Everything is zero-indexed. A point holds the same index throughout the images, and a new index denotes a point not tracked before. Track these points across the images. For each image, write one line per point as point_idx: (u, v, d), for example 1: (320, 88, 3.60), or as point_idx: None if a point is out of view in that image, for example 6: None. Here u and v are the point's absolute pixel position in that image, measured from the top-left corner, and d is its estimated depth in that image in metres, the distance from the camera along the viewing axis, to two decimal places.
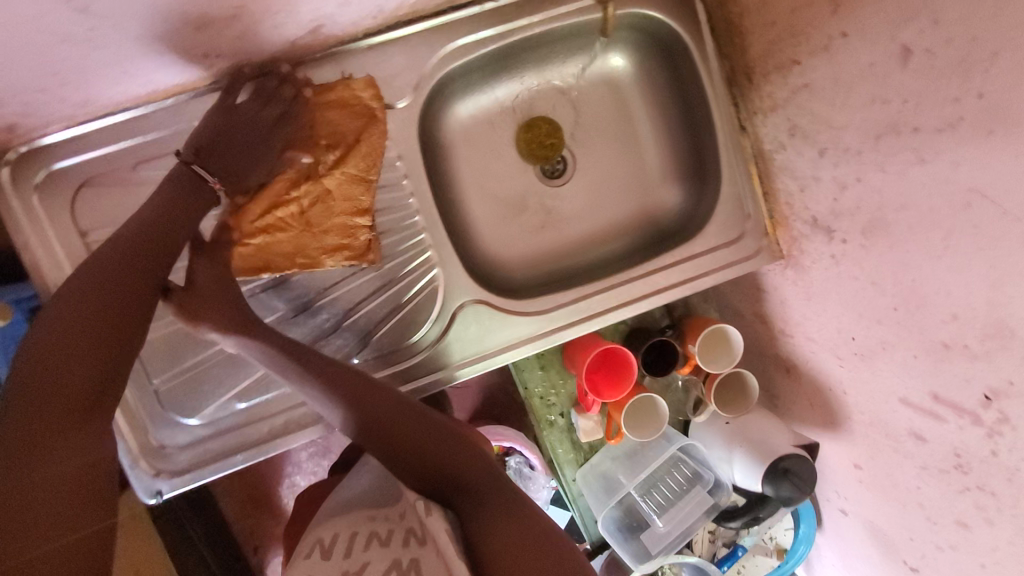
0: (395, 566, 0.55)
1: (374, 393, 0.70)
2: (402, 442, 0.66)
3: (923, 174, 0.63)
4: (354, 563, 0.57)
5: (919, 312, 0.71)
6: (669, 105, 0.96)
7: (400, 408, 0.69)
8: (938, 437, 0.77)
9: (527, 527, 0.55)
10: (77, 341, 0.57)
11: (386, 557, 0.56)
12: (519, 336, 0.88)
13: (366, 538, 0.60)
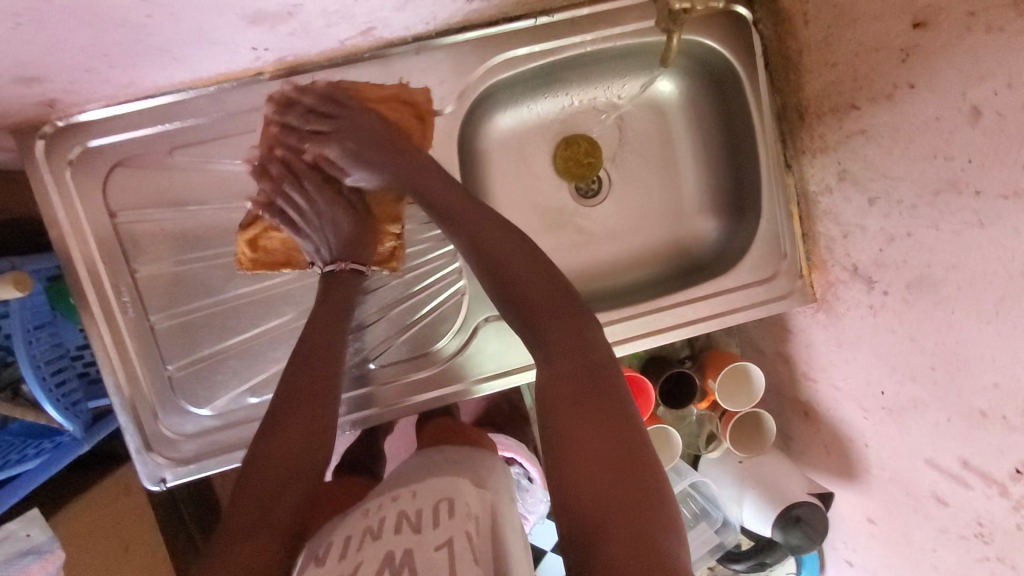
0: (388, 563, 0.47)
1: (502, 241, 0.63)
2: (547, 328, 0.60)
3: (980, 239, 0.61)
4: (348, 565, 0.48)
5: (958, 376, 0.69)
6: (713, 134, 0.94)
7: (531, 269, 0.62)
8: (963, 503, 0.76)
9: (615, 457, 0.51)
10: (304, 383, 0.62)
11: (378, 553, 0.48)
12: None
13: (357, 535, 0.51)
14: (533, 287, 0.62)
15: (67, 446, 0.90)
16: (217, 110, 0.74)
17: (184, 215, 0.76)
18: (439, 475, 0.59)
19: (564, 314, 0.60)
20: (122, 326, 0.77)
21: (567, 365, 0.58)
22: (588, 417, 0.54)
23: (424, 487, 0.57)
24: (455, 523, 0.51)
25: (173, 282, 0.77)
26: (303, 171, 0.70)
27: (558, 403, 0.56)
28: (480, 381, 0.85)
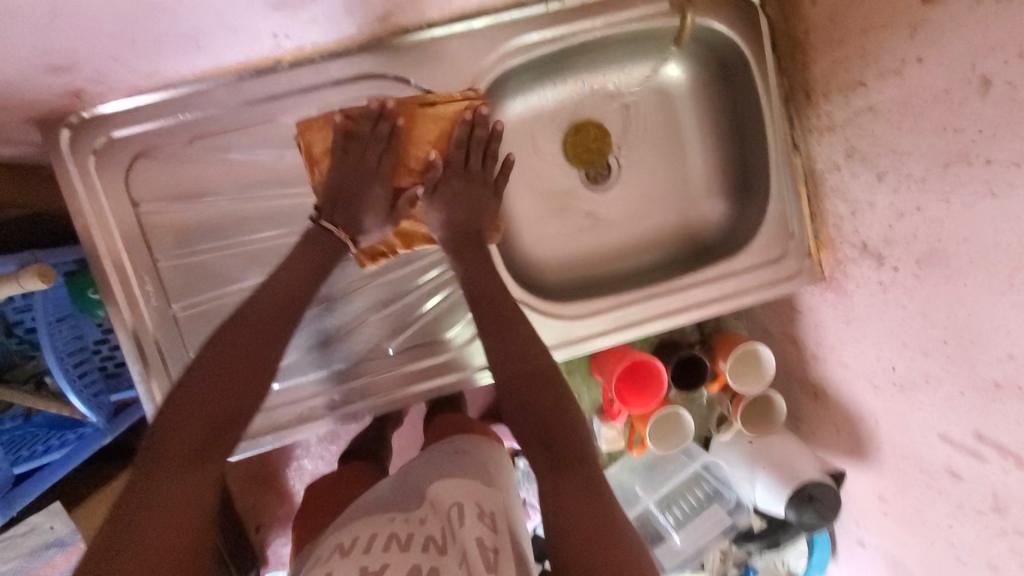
0: (416, 571, 0.52)
1: (523, 343, 0.72)
2: (556, 426, 0.66)
3: (991, 209, 0.62)
4: (375, 561, 0.53)
5: (970, 348, 0.70)
6: (721, 117, 0.95)
7: (546, 376, 0.69)
8: (978, 476, 0.76)
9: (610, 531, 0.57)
10: (231, 360, 0.63)
11: (405, 562, 0.53)
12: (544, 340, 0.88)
13: (382, 539, 0.56)
14: (532, 386, 0.69)
15: (90, 437, 0.92)
16: (236, 99, 0.75)
17: (205, 204, 0.77)
18: (454, 477, 0.64)
19: (567, 416, 0.67)
20: (142, 316, 0.77)
21: (574, 468, 0.63)
22: (594, 516, 0.58)
23: (434, 495, 0.62)
24: (471, 533, 0.56)
25: (194, 270, 0.78)
26: (398, 154, 0.72)
27: (568, 503, 0.59)
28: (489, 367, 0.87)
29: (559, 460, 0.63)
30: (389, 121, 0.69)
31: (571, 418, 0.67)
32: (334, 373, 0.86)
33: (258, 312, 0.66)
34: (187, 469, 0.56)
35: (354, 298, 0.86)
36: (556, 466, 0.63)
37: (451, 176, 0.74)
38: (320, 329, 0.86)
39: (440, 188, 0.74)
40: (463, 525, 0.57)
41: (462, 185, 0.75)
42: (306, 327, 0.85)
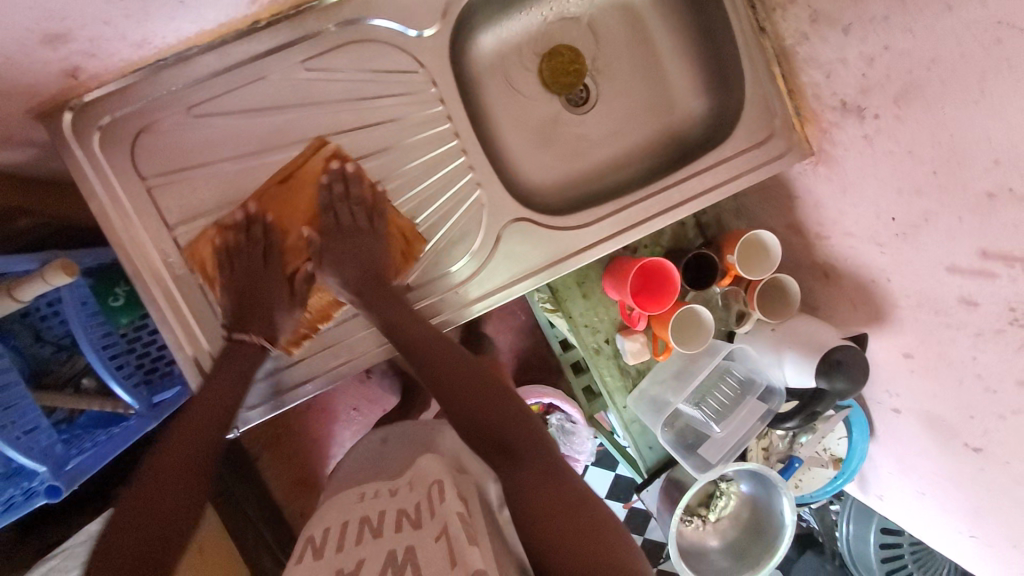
0: (391, 560, 0.56)
1: (436, 354, 0.77)
2: (485, 415, 0.72)
3: (952, 23, 0.65)
4: (350, 559, 0.58)
5: (960, 168, 0.73)
6: (683, 18, 0.99)
7: (468, 378, 0.76)
8: (990, 297, 0.79)
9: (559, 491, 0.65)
10: (185, 446, 0.69)
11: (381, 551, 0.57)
12: (545, 261, 0.90)
13: (358, 528, 0.62)
14: (474, 397, 0.74)
15: (135, 425, 0.95)
16: (223, 65, 0.78)
17: (210, 171, 0.80)
18: (426, 457, 0.72)
19: (514, 419, 0.73)
20: (171, 290, 0.81)
21: (529, 462, 0.69)
22: (552, 494, 0.65)
23: (421, 472, 0.69)
24: (449, 508, 0.60)
25: (212, 236, 0.81)
26: (273, 242, 0.79)
27: (532, 493, 0.65)
28: (500, 291, 0.89)
29: (517, 459, 0.69)
30: (257, 223, 0.78)
31: (518, 419, 0.73)
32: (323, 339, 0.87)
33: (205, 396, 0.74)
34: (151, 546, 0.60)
35: None
36: (512, 462, 0.69)
37: (326, 242, 0.79)
38: None
39: (323, 257, 0.78)
40: (442, 502, 0.61)
41: (340, 245, 0.79)
42: None
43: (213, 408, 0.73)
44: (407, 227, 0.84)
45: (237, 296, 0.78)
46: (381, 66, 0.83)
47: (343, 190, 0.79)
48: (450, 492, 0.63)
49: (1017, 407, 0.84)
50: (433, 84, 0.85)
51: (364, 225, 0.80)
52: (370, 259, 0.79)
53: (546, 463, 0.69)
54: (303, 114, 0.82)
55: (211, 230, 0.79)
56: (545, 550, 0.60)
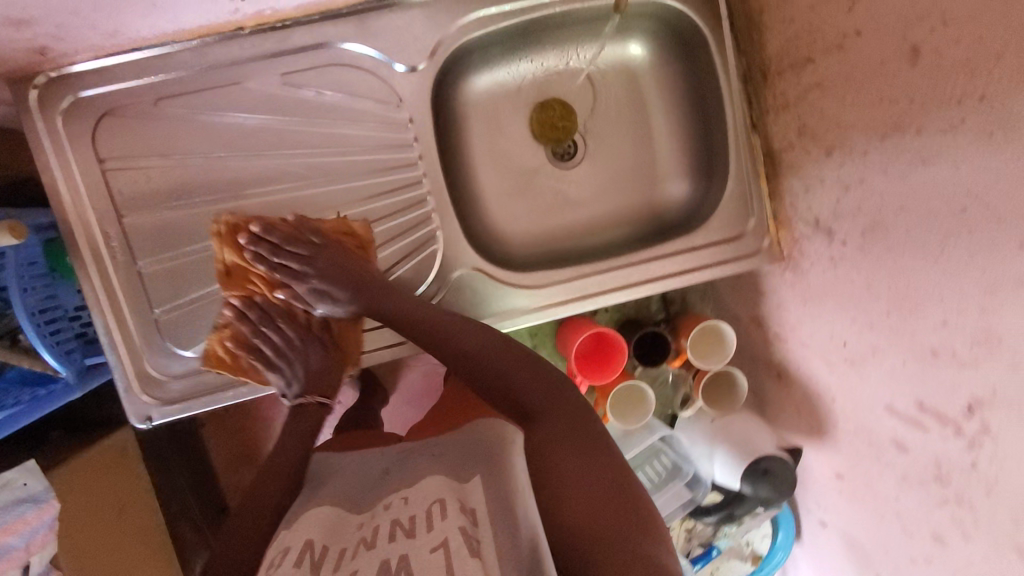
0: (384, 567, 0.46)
1: (461, 323, 0.76)
2: (514, 383, 0.70)
3: (922, 176, 0.64)
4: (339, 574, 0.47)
5: (910, 318, 0.72)
6: (683, 97, 0.97)
7: (493, 342, 0.74)
8: (920, 447, 0.77)
9: (592, 462, 0.63)
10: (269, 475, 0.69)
11: (374, 559, 0.47)
12: (551, 301, 0.91)
13: (348, 550, 0.50)
14: (504, 358, 0.72)
15: (60, 391, 0.92)
16: (203, 64, 0.79)
17: (171, 164, 0.80)
18: (434, 474, 0.58)
19: (530, 373, 0.71)
20: (110, 275, 0.80)
21: (550, 419, 0.67)
22: (571, 451, 0.63)
23: (421, 488, 0.56)
24: (453, 523, 0.49)
25: (158, 228, 0.81)
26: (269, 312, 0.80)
27: (552, 453, 0.63)
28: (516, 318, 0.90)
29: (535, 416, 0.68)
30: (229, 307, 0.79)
31: (536, 373, 0.72)
32: None
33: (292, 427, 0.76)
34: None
35: None
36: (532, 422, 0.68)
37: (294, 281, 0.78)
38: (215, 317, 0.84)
39: (305, 295, 0.78)
40: (442, 519, 0.50)
41: (310, 279, 0.78)
42: (200, 314, 0.83)
43: (300, 439, 0.74)
44: (342, 225, 0.82)
45: (281, 373, 0.81)
46: (360, 93, 0.83)
47: (274, 238, 0.77)
48: (456, 508, 0.52)
49: (928, 559, 0.82)
50: (410, 120, 0.84)
51: (309, 245, 0.77)
52: (342, 272, 0.77)
53: (565, 410, 0.68)
54: (276, 128, 0.82)
55: (218, 330, 0.81)
56: (559, 509, 0.58)
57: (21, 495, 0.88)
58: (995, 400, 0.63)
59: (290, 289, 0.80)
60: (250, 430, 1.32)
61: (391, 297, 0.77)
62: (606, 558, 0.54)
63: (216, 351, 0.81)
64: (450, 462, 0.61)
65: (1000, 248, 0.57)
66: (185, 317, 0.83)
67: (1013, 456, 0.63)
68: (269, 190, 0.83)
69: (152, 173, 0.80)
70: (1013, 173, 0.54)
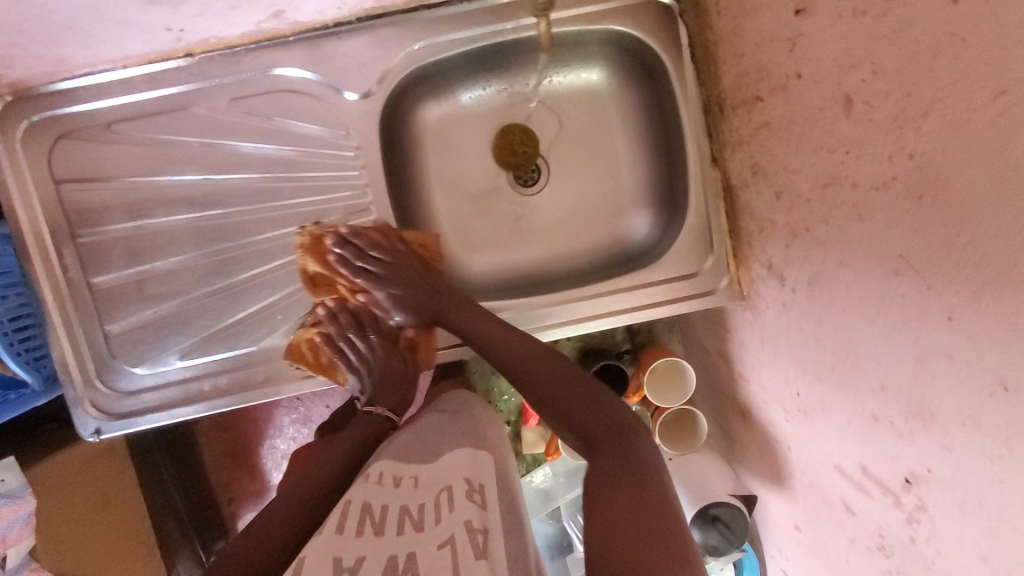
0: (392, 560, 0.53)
1: (528, 345, 0.78)
2: (574, 410, 0.71)
3: (859, 232, 0.60)
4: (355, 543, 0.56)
5: (853, 377, 0.67)
6: (648, 125, 0.94)
7: (557, 368, 0.75)
8: (866, 513, 0.72)
9: (641, 498, 0.59)
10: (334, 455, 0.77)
11: (382, 554, 0.54)
12: (578, 314, 0.91)
13: (358, 514, 0.60)
14: (564, 385, 0.73)
15: (27, 396, 0.89)
16: (153, 92, 0.81)
17: (123, 186, 0.83)
18: (450, 455, 0.73)
19: (588, 402, 0.71)
20: (64, 293, 0.83)
21: (608, 451, 0.66)
22: (626, 482, 0.61)
23: (439, 469, 0.69)
24: (460, 518, 0.58)
25: (111, 247, 0.84)
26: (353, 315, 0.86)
27: (608, 482, 0.62)
28: (547, 328, 0.91)
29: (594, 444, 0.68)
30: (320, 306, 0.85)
31: (595, 403, 0.71)
32: (196, 368, 0.86)
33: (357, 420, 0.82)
34: (272, 532, 0.65)
35: (186, 310, 0.85)
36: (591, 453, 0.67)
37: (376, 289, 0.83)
38: (164, 334, 0.85)
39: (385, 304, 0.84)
40: (450, 511, 0.59)
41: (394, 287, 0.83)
42: (148, 331, 0.85)
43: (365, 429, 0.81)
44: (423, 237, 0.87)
45: (360, 376, 0.86)
46: (308, 119, 0.83)
47: (360, 243, 0.82)
48: (463, 499, 0.62)
49: None
50: (357, 148, 0.84)
51: (396, 258, 0.83)
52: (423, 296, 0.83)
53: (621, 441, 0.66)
54: (226, 152, 0.83)
55: (308, 328, 0.86)
56: (607, 546, 0.55)
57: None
58: (931, 478, 0.59)
59: (371, 295, 0.85)
60: (239, 429, 1.31)
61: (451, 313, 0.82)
62: None
63: (302, 345, 0.85)
64: (461, 440, 0.77)
65: (930, 318, 0.53)
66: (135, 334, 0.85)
67: (948, 538, 0.58)
68: (216, 212, 0.85)
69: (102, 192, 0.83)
70: (940, 241, 0.50)
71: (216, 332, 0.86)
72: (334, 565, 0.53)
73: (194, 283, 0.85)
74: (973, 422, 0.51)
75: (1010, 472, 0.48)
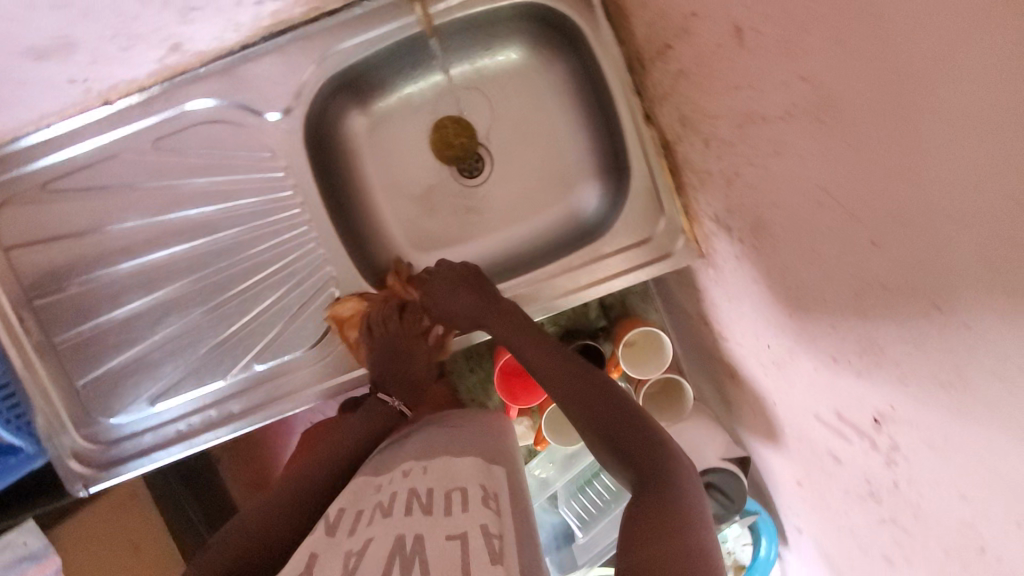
0: (398, 543, 0.51)
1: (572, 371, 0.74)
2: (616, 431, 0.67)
3: (780, 168, 0.56)
4: (358, 539, 0.54)
5: (810, 321, 0.64)
6: (581, 95, 0.91)
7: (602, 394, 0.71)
8: (851, 460, 0.68)
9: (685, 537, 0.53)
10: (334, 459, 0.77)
11: (391, 532, 0.53)
12: (617, 268, 0.86)
13: (369, 512, 0.58)
14: (606, 408, 0.69)
15: (24, 460, 0.86)
16: (78, 146, 0.82)
17: (68, 242, 0.84)
18: (460, 458, 0.68)
19: (638, 435, 0.65)
20: (31, 355, 0.85)
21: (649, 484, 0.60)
22: (669, 524, 0.54)
23: (448, 473, 0.65)
24: (473, 518, 0.55)
25: (69, 304, 0.85)
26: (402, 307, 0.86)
27: (650, 522, 0.55)
28: (572, 293, 0.87)
29: (638, 479, 0.61)
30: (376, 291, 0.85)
31: (647, 437, 0.65)
32: (173, 410, 0.87)
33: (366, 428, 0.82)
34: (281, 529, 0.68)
35: (153, 355, 0.86)
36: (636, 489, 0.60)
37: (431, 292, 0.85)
38: (136, 382, 0.87)
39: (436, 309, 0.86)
40: (462, 508, 0.57)
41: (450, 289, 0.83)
42: (120, 382, 0.87)
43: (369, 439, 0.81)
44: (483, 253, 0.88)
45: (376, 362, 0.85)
46: (233, 147, 0.83)
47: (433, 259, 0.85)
48: (478, 504, 0.58)
49: None
50: (286, 168, 0.84)
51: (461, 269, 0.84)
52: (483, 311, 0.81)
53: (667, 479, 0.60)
54: (160, 193, 0.83)
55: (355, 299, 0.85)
56: None
57: (22, 551, 0.97)
58: (896, 414, 0.55)
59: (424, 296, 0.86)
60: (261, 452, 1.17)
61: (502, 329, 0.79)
62: None
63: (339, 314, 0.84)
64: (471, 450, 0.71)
65: (859, 246, 0.49)
66: (107, 386, 0.87)
67: (925, 477, 0.55)
68: (160, 254, 0.85)
69: (49, 252, 0.84)
70: (849, 163, 0.46)
71: (184, 372, 0.87)
72: (345, 553, 0.52)
73: (155, 327, 0.86)
74: (920, 351, 0.47)
75: (963, 399, 0.45)
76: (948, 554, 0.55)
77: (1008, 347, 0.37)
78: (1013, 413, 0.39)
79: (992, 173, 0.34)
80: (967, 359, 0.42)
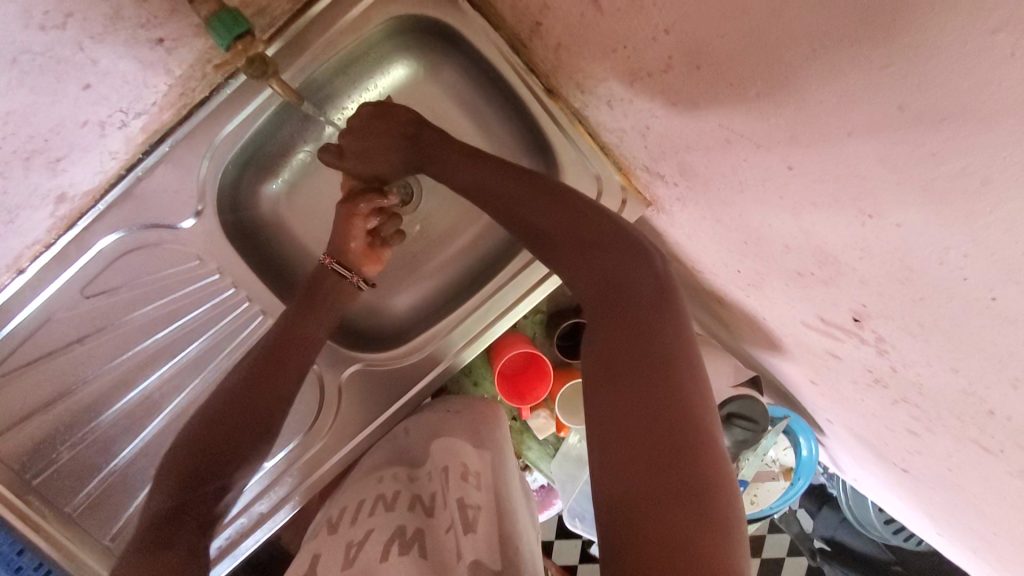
0: (401, 531, 0.61)
1: (540, 215, 0.72)
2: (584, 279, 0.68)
3: (682, 115, 0.55)
4: (359, 529, 0.63)
5: (765, 246, 0.63)
6: (478, 90, 0.88)
7: (575, 240, 0.69)
8: (848, 355, 0.68)
9: (689, 429, 0.53)
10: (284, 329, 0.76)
11: (390, 525, 0.62)
12: None
13: (371, 503, 0.69)
14: (587, 260, 0.68)
15: None
16: (10, 321, 0.78)
17: (39, 417, 0.80)
18: (439, 443, 0.75)
19: (638, 323, 0.60)
20: (53, 535, 0.80)
21: (625, 385, 0.56)
22: (655, 425, 0.53)
23: (435, 459, 0.74)
24: (455, 499, 0.63)
25: (69, 473, 0.82)
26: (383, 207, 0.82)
27: (624, 436, 0.54)
28: (519, 302, 0.88)
29: (626, 380, 0.57)
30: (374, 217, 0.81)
31: (646, 329, 0.60)
32: None
33: (368, 468, 0.81)
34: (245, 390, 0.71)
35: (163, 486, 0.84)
36: (619, 386, 0.57)
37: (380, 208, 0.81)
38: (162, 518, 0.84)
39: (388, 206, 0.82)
40: (448, 491, 0.65)
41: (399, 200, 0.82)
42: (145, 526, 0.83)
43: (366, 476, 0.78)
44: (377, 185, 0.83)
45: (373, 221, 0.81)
46: (159, 268, 0.80)
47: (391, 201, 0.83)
48: (458, 479, 0.67)
49: (916, 449, 0.74)
50: (219, 269, 0.82)
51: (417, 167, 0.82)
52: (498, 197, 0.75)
53: (658, 385, 0.55)
54: (107, 336, 0.81)
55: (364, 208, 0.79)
56: (613, 482, 0.52)
57: None
58: (870, 312, 0.55)
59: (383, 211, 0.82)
60: None
61: (522, 206, 0.73)
62: (658, 521, 0.48)
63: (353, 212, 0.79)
64: (460, 431, 0.78)
65: (778, 173, 0.48)
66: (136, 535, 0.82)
67: (916, 358, 0.55)
68: (137, 391, 0.83)
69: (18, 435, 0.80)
70: (739, 102, 0.45)
71: None
72: (348, 543, 0.60)
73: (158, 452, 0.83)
74: (867, 253, 0.46)
75: (922, 288, 0.44)
76: (964, 419, 0.56)
77: (945, 237, 0.36)
78: (974, 294, 0.38)
79: (869, 93, 0.33)
80: (911, 254, 0.41)
